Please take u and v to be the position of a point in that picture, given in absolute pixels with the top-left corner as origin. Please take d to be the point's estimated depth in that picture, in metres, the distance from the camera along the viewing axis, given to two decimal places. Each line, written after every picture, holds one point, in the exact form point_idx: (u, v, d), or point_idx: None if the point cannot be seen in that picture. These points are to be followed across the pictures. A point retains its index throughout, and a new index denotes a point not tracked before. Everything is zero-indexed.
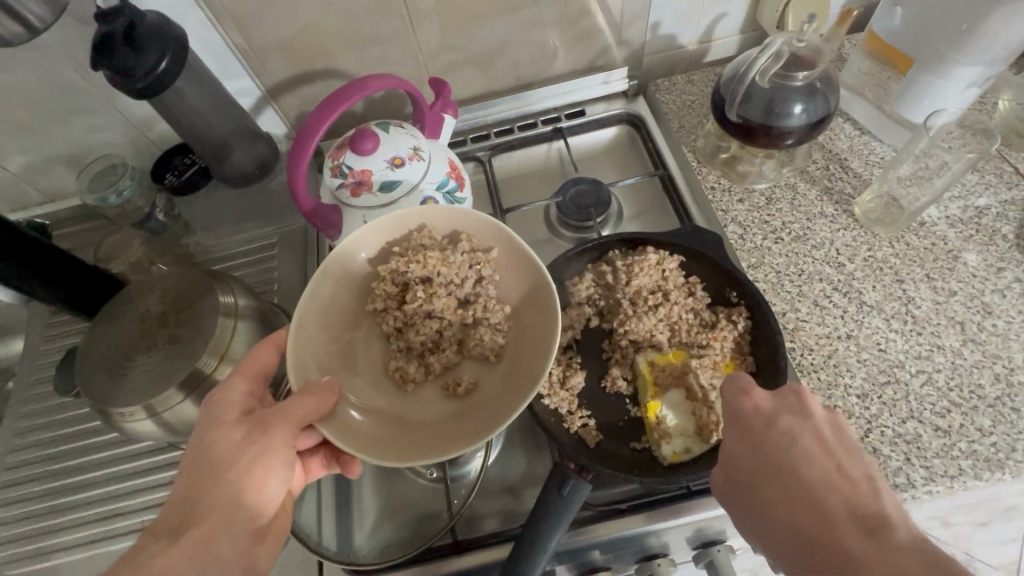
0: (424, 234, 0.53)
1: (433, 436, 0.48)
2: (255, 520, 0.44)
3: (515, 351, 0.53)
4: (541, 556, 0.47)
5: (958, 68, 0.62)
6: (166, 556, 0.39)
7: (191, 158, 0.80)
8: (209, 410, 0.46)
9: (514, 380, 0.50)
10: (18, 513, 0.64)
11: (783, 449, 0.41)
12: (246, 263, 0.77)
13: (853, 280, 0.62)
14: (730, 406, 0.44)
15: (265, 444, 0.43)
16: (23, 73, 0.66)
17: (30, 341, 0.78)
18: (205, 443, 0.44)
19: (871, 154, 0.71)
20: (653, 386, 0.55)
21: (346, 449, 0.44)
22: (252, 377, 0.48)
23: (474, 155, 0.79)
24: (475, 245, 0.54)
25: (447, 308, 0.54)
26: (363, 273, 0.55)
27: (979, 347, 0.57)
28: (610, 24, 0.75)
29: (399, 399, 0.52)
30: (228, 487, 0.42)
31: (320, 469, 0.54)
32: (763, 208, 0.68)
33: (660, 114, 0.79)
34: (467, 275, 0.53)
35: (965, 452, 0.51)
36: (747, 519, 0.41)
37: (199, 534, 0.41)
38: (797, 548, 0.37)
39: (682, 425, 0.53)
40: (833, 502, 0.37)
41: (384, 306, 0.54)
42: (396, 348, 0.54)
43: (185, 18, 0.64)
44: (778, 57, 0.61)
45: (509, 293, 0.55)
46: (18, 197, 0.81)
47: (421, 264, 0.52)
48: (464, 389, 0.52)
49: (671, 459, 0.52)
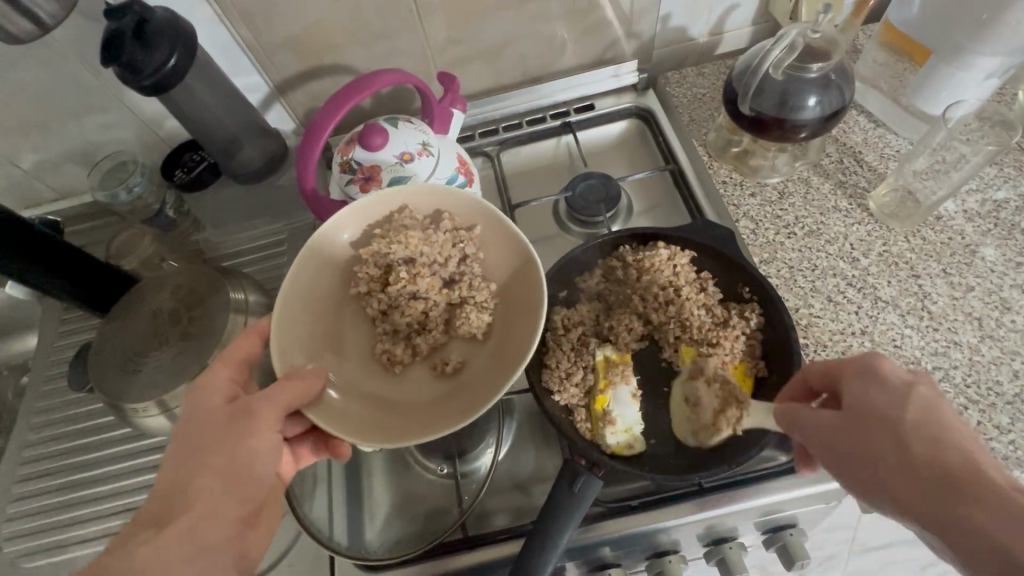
0: (405, 214, 0.53)
1: (422, 416, 0.49)
2: (246, 507, 0.43)
3: (502, 329, 0.53)
4: (554, 555, 0.47)
5: (978, 59, 0.61)
6: (151, 547, 0.38)
7: (200, 155, 0.78)
8: (193, 397, 0.46)
9: (503, 357, 0.51)
10: (33, 508, 0.65)
11: (930, 409, 0.37)
12: (255, 260, 0.78)
13: (867, 275, 0.61)
14: (868, 364, 0.41)
15: (250, 426, 0.44)
16: (34, 72, 0.66)
17: (43, 337, 0.78)
18: (192, 427, 0.44)
19: (885, 147, 0.70)
20: (604, 380, 0.56)
21: (336, 433, 0.45)
22: (235, 363, 0.48)
23: (483, 150, 0.79)
24: (457, 224, 0.54)
25: (432, 289, 0.53)
26: (345, 258, 0.54)
27: (997, 344, 0.56)
28: (620, 16, 0.74)
29: (386, 381, 0.53)
30: (214, 472, 0.42)
31: (310, 455, 0.53)
32: (775, 203, 0.67)
33: (671, 108, 0.78)
34: (450, 254, 0.53)
35: (982, 449, 0.51)
36: (869, 465, 0.37)
37: (187, 521, 0.40)
38: (938, 491, 0.34)
39: (627, 421, 0.54)
40: (982, 459, 0.35)
41: (368, 289, 0.53)
42: (382, 332, 0.54)
43: (194, 14, 0.64)
44: (792, 48, 0.59)
45: (493, 270, 0.55)
46: (29, 195, 0.81)
47: (403, 245, 0.52)
48: (452, 369, 0.52)
49: (615, 449, 0.53)
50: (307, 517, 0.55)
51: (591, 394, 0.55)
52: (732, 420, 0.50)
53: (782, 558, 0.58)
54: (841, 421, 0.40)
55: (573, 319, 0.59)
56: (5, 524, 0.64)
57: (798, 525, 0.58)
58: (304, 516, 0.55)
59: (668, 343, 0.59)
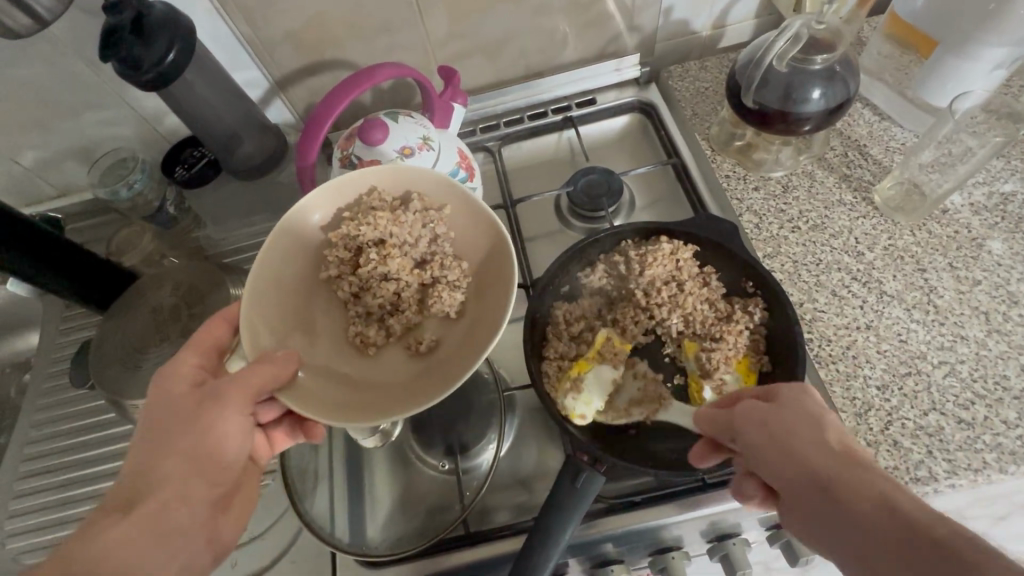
0: (374, 196, 0.53)
1: (396, 396, 0.49)
2: (214, 491, 0.44)
3: (476, 308, 0.53)
4: (554, 552, 0.46)
5: (986, 50, 0.60)
6: (120, 529, 0.38)
7: (200, 152, 0.78)
8: (159, 384, 0.45)
9: (475, 335, 0.51)
10: (35, 504, 0.65)
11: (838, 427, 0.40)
12: (253, 256, 0.79)
13: (872, 269, 0.60)
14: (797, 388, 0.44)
15: (221, 411, 0.43)
16: (34, 68, 0.66)
17: (45, 334, 0.78)
18: (159, 415, 0.44)
19: (891, 140, 0.69)
20: (595, 351, 0.57)
21: (309, 415, 0.44)
22: (204, 350, 0.47)
23: (485, 145, 0.78)
24: (426, 204, 0.54)
25: (403, 269, 0.53)
26: (316, 241, 0.54)
27: (1004, 338, 0.55)
28: (622, 9, 0.74)
29: (362, 363, 0.52)
30: (182, 456, 0.42)
31: (284, 440, 0.53)
32: (780, 196, 0.66)
33: (673, 101, 0.78)
34: (421, 233, 0.53)
35: (990, 444, 0.50)
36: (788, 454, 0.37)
37: (155, 503, 0.40)
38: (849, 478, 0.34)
39: (592, 393, 0.54)
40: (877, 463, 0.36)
41: (339, 273, 0.53)
42: (354, 314, 0.53)
43: (193, 9, 0.63)
44: (797, 40, 0.59)
45: (464, 249, 0.55)
46: (30, 192, 0.81)
47: (372, 226, 0.51)
48: (426, 347, 0.52)
49: (564, 410, 0.53)
50: (308, 514, 0.55)
51: (576, 359, 0.57)
52: (646, 410, 0.56)
53: (787, 555, 0.57)
54: (771, 411, 0.40)
55: (576, 312, 0.59)
56: (6, 520, 0.64)
57: None
58: (305, 512, 0.54)
59: (670, 338, 0.59)
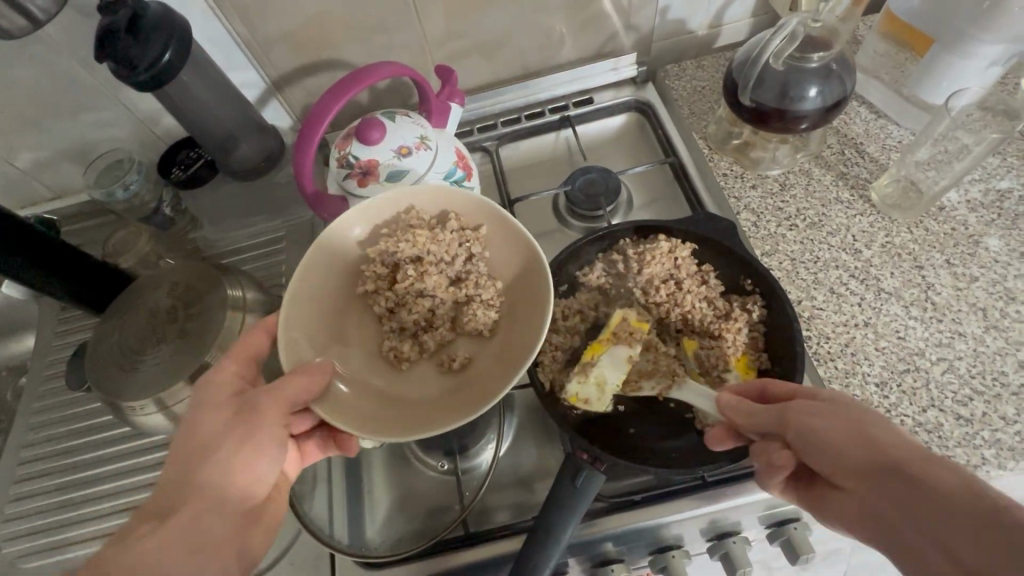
0: (412, 214, 0.53)
1: (430, 411, 0.48)
2: (246, 502, 0.43)
3: (509, 325, 0.52)
4: (556, 552, 0.46)
5: (979, 47, 0.61)
6: (154, 538, 0.38)
7: (196, 153, 0.78)
8: (202, 391, 0.46)
9: (509, 352, 0.50)
10: (34, 507, 0.64)
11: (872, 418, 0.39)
12: (253, 257, 0.77)
13: (870, 267, 0.60)
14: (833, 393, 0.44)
15: (260, 420, 0.44)
16: (29, 68, 0.65)
17: (40, 336, 0.78)
18: (197, 421, 0.44)
19: (887, 138, 0.69)
20: (608, 333, 0.57)
21: (342, 428, 0.44)
22: (243, 359, 0.48)
23: (482, 145, 0.78)
24: (464, 223, 0.54)
25: (439, 287, 0.53)
26: (354, 255, 0.54)
27: (1002, 334, 0.55)
28: (619, 9, 0.74)
29: (395, 379, 0.52)
30: (216, 467, 0.42)
31: (317, 454, 0.53)
32: (777, 194, 0.66)
33: (670, 100, 0.78)
34: (457, 252, 0.53)
35: (988, 440, 0.50)
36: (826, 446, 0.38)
37: (186, 517, 0.39)
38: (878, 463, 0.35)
39: (604, 376, 0.55)
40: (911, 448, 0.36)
41: (375, 288, 0.53)
42: (390, 330, 0.53)
43: (187, 8, 0.63)
44: (793, 38, 0.59)
45: (501, 269, 0.54)
46: (25, 193, 0.81)
47: (411, 243, 0.52)
48: (459, 364, 0.52)
49: (569, 396, 0.54)
50: (307, 515, 0.54)
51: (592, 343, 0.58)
52: (657, 386, 0.55)
53: (787, 553, 0.57)
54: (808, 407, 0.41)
55: (573, 309, 0.60)
56: (4, 523, 0.64)
57: (803, 519, 0.56)
58: (305, 514, 0.54)
59: (671, 336, 0.59)
